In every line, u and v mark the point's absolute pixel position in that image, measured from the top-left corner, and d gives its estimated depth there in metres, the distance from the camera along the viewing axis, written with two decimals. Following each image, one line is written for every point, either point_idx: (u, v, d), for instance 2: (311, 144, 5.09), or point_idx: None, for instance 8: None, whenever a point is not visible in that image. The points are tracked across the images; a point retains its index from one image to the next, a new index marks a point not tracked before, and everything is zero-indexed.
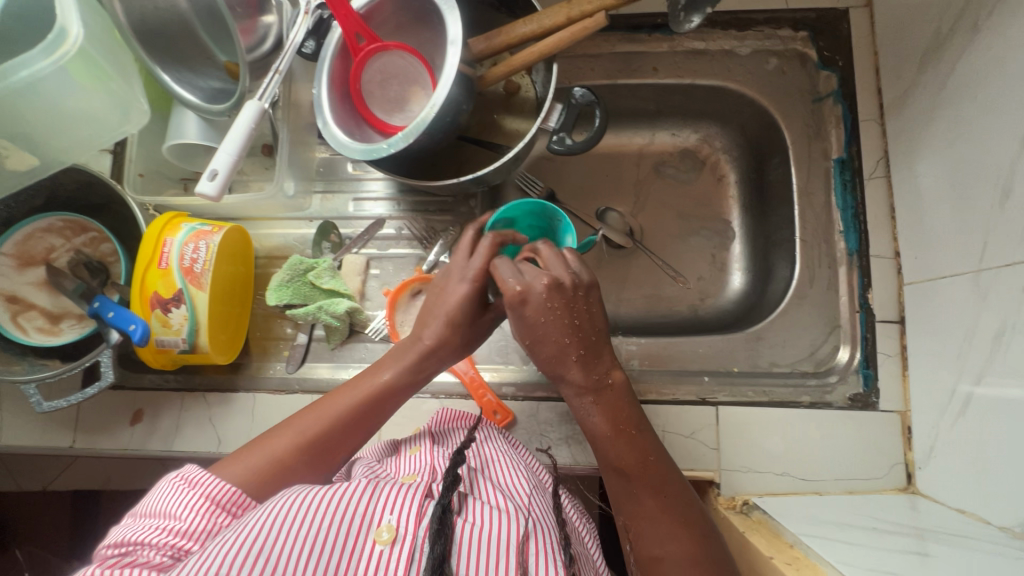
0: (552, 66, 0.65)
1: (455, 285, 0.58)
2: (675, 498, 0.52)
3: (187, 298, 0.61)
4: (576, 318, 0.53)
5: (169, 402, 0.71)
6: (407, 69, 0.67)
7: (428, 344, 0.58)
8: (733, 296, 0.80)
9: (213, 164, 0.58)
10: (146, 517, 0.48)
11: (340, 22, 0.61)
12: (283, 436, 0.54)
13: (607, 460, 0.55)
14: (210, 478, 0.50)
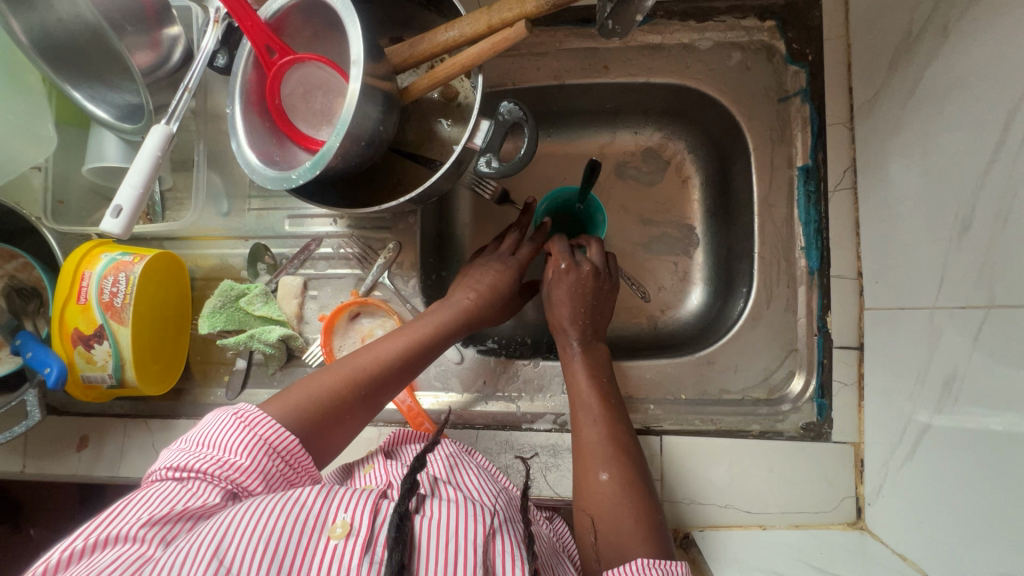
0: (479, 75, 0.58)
1: (494, 268, 0.68)
2: (624, 435, 0.55)
3: (109, 334, 0.60)
4: (598, 295, 0.64)
5: (113, 428, 0.71)
6: (329, 81, 0.62)
7: (473, 304, 0.65)
8: (694, 309, 0.76)
9: (117, 198, 0.55)
10: (205, 444, 0.50)
11: (248, 34, 0.56)
12: (335, 373, 0.57)
13: (577, 395, 0.58)
14: (269, 421, 0.51)
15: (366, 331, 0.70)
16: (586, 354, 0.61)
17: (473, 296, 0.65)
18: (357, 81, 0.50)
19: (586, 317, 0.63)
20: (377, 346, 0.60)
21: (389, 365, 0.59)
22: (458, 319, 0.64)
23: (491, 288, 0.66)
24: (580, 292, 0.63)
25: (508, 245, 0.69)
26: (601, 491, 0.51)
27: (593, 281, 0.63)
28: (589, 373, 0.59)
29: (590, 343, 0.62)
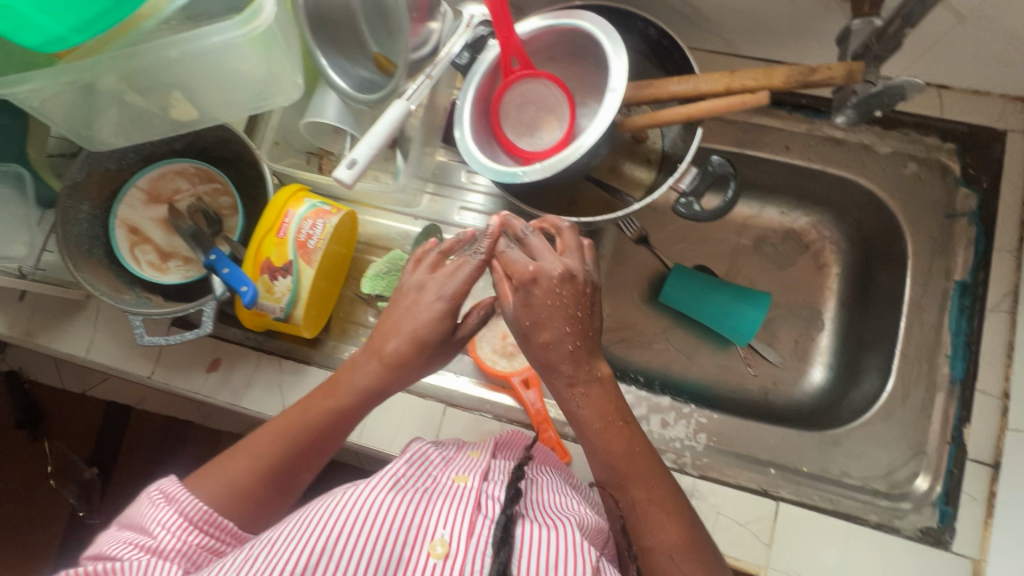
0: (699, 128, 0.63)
1: (426, 299, 0.57)
2: (661, 484, 0.52)
3: (295, 271, 0.64)
4: (579, 299, 0.53)
5: (246, 358, 0.73)
6: (548, 98, 0.68)
7: (386, 362, 0.57)
8: (810, 389, 0.78)
9: (354, 153, 0.60)
10: (128, 530, 0.52)
11: (501, 43, 0.63)
12: (241, 459, 0.56)
13: (596, 453, 0.53)
14: (185, 495, 0.52)
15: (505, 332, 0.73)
16: (590, 391, 0.53)
17: (386, 361, 0.57)
18: (611, 106, 0.55)
19: (561, 351, 0.52)
20: (282, 423, 0.58)
21: (293, 438, 0.57)
22: (378, 383, 0.58)
23: (416, 343, 0.57)
24: (544, 317, 0.52)
25: (446, 274, 0.57)
26: (644, 542, 0.50)
27: (556, 293, 0.53)
28: (596, 416, 0.53)
29: (585, 377, 0.53)
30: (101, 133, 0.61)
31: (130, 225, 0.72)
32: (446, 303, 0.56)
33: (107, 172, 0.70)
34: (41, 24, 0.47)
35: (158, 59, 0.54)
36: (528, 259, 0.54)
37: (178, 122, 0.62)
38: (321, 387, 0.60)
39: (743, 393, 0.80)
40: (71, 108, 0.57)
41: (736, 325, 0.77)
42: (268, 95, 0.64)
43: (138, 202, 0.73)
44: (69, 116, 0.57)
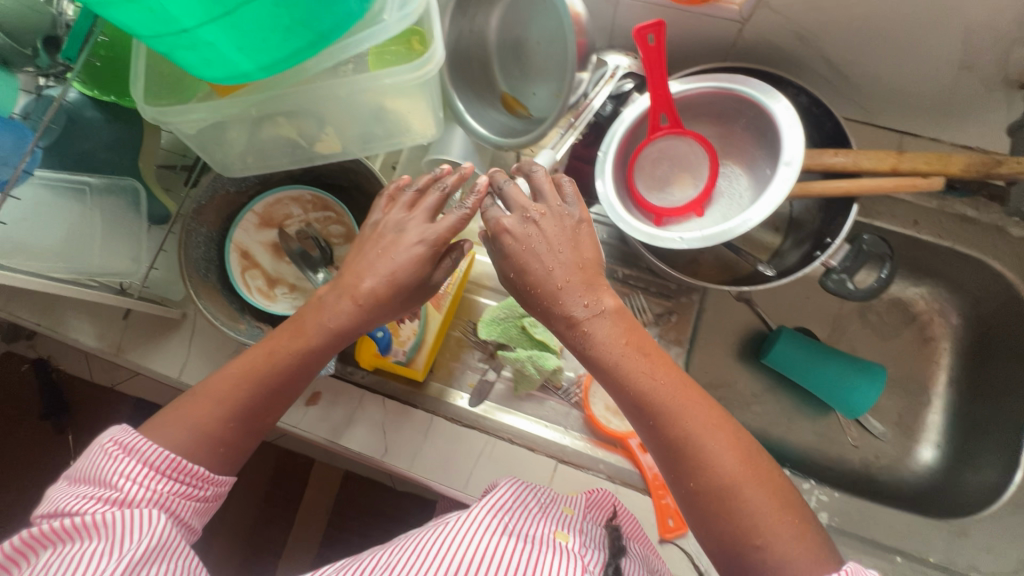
0: (852, 205, 0.60)
1: (406, 240, 0.56)
2: (708, 418, 0.49)
3: (422, 315, 0.62)
4: (572, 236, 0.53)
5: (349, 395, 0.71)
6: (686, 155, 0.67)
7: (359, 302, 0.55)
8: (917, 468, 0.76)
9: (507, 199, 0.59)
10: (83, 481, 0.50)
11: (653, 100, 0.62)
12: (203, 403, 0.54)
13: (627, 398, 0.50)
14: (148, 445, 0.51)
15: None
16: (600, 329, 0.51)
17: (359, 301, 0.55)
18: (785, 181, 0.53)
19: (551, 287, 0.51)
20: (252, 364, 0.55)
21: (258, 382, 0.55)
22: (353, 323, 0.56)
23: (392, 284, 0.54)
24: (532, 260, 0.52)
25: (422, 211, 0.57)
26: (713, 481, 0.47)
27: (540, 234, 0.53)
28: (626, 349, 0.51)
29: (589, 316, 0.51)
30: (239, 159, 0.60)
31: (241, 249, 0.70)
32: (425, 247, 0.55)
33: (227, 195, 0.68)
34: (237, 62, 0.45)
35: (326, 95, 0.52)
36: (526, 210, 0.53)
37: (319, 155, 0.61)
38: (287, 328, 0.57)
39: (844, 465, 0.78)
40: (223, 135, 0.55)
41: (847, 397, 0.74)
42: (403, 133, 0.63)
43: (250, 225, 0.71)
44: (217, 142, 0.56)
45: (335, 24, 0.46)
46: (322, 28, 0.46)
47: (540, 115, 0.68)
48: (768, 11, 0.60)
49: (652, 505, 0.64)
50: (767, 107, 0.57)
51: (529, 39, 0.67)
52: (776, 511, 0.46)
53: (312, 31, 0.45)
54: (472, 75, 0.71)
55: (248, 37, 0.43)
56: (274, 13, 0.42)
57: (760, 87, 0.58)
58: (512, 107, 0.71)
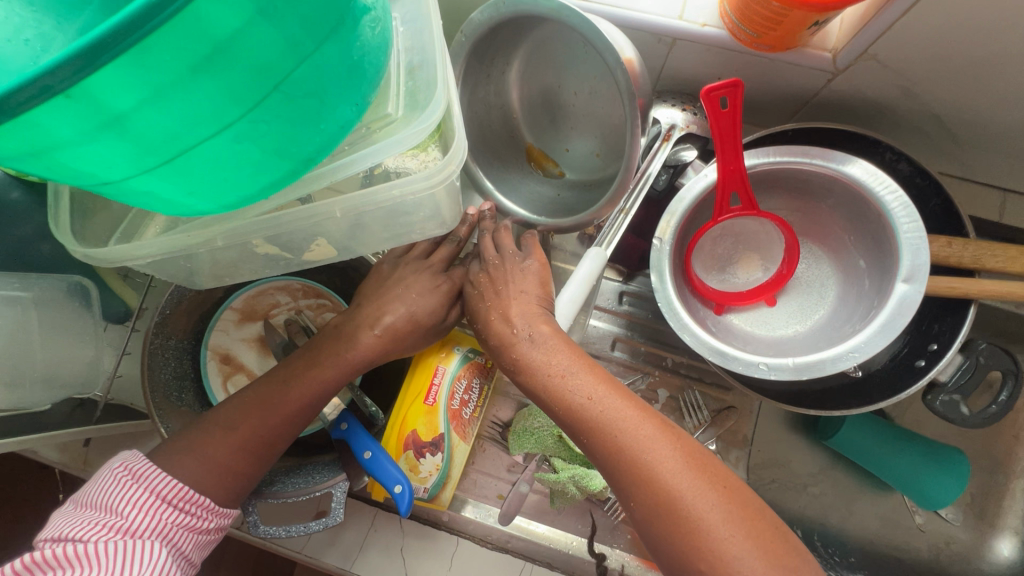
0: (971, 306, 0.48)
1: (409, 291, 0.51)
2: (638, 409, 0.41)
3: (447, 447, 0.52)
4: (523, 270, 0.49)
5: (359, 515, 0.61)
6: (755, 233, 0.56)
7: (381, 333, 0.50)
8: (993, 560, 0.69)
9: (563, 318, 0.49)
10: (84, 505, 0.42)
11: (721, 178, 0.50)
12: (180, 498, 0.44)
13: (553, 409, 0.43)
14: (156, 474, 0.43)
15: None
16: (526, 340, 0.45)
17: (379, 334, 0.50)
18: (909, 300, 0.43)
19: (487, 318, 0.48)
20: (264, 396, 0.48)
21: (269, 412, 0.47)
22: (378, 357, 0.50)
23: (412, 323, 0.50)
24: (486, 295, 0.49)
25: (438, 260, 0.53)
26: (650, 480, 0.38)
27: (500, 276, 0.49)
28: (551, 354, 0.44)
29: (522, 339, 0.45)
30: (208, 276, 0.47)
31: (221, 353, 0.59)
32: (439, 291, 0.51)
33: (197, 295, 0.56)
34: (190, 204, 0.32)
35: (317, 216, 0.40)
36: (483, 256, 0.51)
37: (311, 264, 0.48)
38: (303, 357, 0.50)
39: (911, 553, 0.70)
40: (186, 262, 0.42)
41: (921, 490, 0.66)
42: (421, 228, 0.48)
43: (229, 323, 0.59)
44: (176, 269, 0.43)
45: (326, 142, 0.33)
46: (308, 152, 0.33)
47: (578, 176, 0.57)
48: (872, 62, 0.47)
49: None
50: (841, 172, 0.47)
51: (563, 87, 0.54)
52: (728, 526, 0.36)
53: (295, 159, 0.32)
54: (489, 125, 0.57)
55: (202, 181, 0.30)
56: (238, 150, 0.29)
57: (830, 152, 0.47)
58: (540, 164, 0.59)
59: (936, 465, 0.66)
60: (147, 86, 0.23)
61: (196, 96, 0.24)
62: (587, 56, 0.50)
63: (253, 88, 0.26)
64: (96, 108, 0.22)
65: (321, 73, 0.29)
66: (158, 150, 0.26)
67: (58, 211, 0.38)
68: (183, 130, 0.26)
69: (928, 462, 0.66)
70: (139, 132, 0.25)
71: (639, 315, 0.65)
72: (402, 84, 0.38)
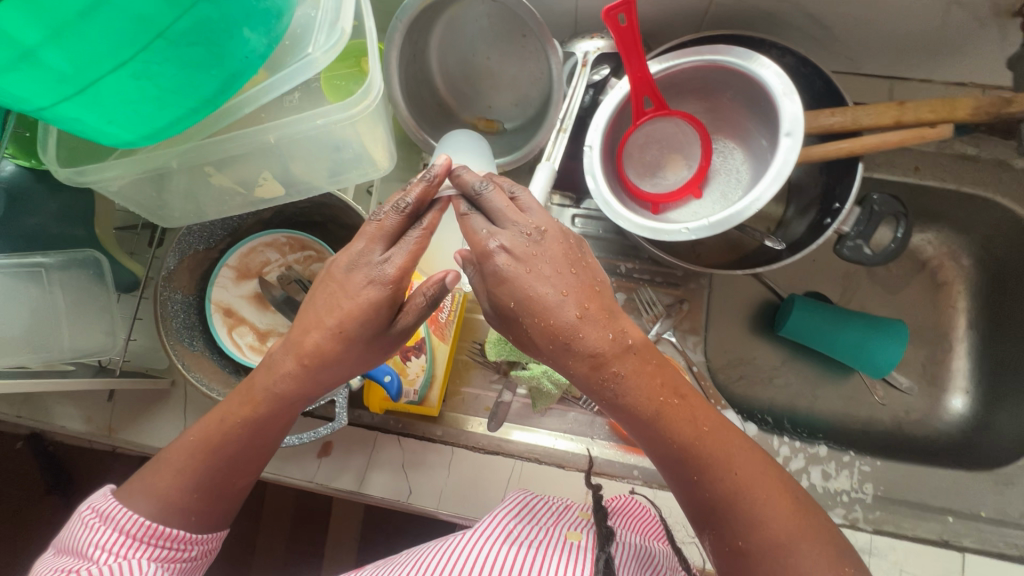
0: (858, 164, 0.56)
1: (356, 281, 0.45)
2: (749, 460, 0.43)
3: (428, 349, 0.58)
4: (566, 259, 0.43)
5: (362, 439, 0.67)
6: (676, 136, 0.63)
7: (306, 364, 0.46)
8: (949, 418, 0.74)
9: None
10: (66, 554, 0.47)
11: (632, 85, 0.58)
12: (173, 461, 0.50)
13: (663, 444, 0.44)
14: (122, 513, 0.47)
15: None
16: (623, 363, 0.43)
17: (307, 360, 0.46)
18: (790, 153, 0.50)
19: (538, 317, 0.42)
20: (247, 389, 0.50)
21: (236, 429, 0.49)
22: (301, 387, 0.48)
23: (344, 336, 0.45)
24: (533, 289, 0.42)
25: (381, 238, 0.45)
26: (761, 534, 0.41)
27: (538, 255, 0.42)
28: (659, 388, 0.44)
29: (617, 352, 0.42)
30: (181, 207, 0.55)
31: (223, 307, 0.65)
32: (386, 292, 0.44)
33: (196, 254, 0.63)
34: (113, 133, 0.41)
35: (253, 144, 0.47)
36: (508, 232, 0.43)
37: (261, 201, 0.56)
38: (239, 393, 0.50)
39: (875, 424, 0.76)
40: (158, 186, 0.50)
41: (874, 360, 0.72)
42: (358, 169, 0.59)
43: (228, 281, 0.66)
44: (150, 196, 0.51)
45: (220, 87, 0.41)
46: (204, 94, 0.41)
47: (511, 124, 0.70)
48: None
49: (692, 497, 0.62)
50: (751, 71, 0.54)
51: (474, 56, 0.67)
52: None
53: (191, 99, 0.41)
54: (421, 99, 0.66)
55: (115, 111, 0.39)
56: (136, 85, 0.37)
57: (719, 47, 0.55)
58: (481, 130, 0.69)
59: (880, 334, 0.72)
60: (46, 26, 0.31)
61: (89, 38, 0.33)
62: (492, 23, 0.64)
63: (137, 31, 0.34)
64: (9, 41, 0.31)
65: (202, 25, 0.36)
66: (69, 80, 0.35)
67: (47, 143, 0.46)
68: (86, 63, 0.34)
69: (873, 331, 0.72)
70: (49, 64, 0.33)
71: (599, 234, 0.71)
72: (323, 30, 0.44)
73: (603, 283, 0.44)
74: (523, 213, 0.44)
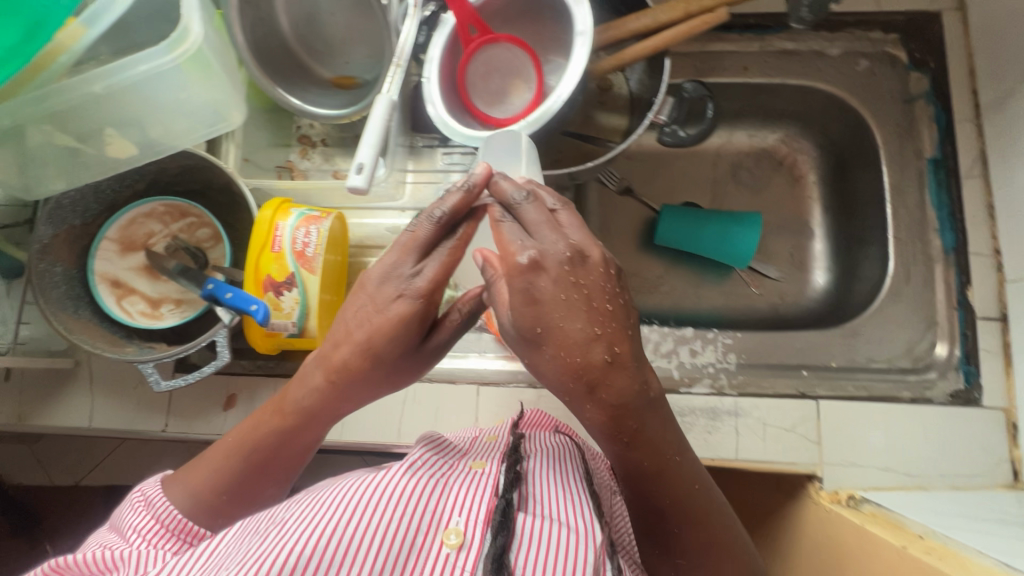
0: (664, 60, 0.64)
1: (387, 296, 0.47)
2: (720, 520, 0.50)
3: (299, 282, 0.62)
4: (603, 299, 0.40)
5: (264, 385, 0.71)
6: (512, 61, 0.69)
7: (331, 381, 0.49)
8: (816, 295, 0.80)
9: (358, 158, 0.59)
10: (111, 532, 0.50)
11: (457, 15, 0.63)
12: (216, 452, 0.53)
13: (655, 493, 0.47)
14: (162, 502, 0.51)
15: None
16: (647, 420, 0.43)
17: (333, 374, 0.49)
18: (582, 50, 0.56)
19: (559, 355, 0.40)
20: (280, 401, 0.52)
21: (272, 435, 0.52)
22: (325, 402, 0.51)
23: (369, 352, 0.48)
24: (566, 323, 0.39)
25: (410, 251, 0.47)
26: None
27: (573, 283, 0.40)
28: (665, 449, 0.46)
29: (639, 403, 0.42)
30: (53, 176, 0.60)
31: (111, 279, 0.68)
32: (416, 305, 0.47)
33: (73, 229, 0.66)
34: None
35: (83, 95, 0.53)
36: (534, 246, 0.41)
37: (114, 160, 0.61)
38: (273, 401, 0.53)
39: (754, 312, 0.81)
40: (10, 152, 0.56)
41: (733, 248, 0.79)
42: (210, 126, 0.64)
43: (112, 254, 0.69)
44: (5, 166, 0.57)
45: (26, 38, 0.47)
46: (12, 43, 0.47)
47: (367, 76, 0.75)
48: None
49: None
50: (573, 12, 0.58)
51: (320, 13, 0.71)
52: None
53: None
54: (276, 59, 0.71)
55: None
56: None
57: None
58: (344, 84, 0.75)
59: (741, 232, 0.79)
60: None
61: None
62: None
63: None
64: None
65: None
66: None
67: None
68: None
69: (733, 229, 0.79)
70: None
71: None
72: None
73: (636, 325, 0.42)
74: (560, 235, 0.42)
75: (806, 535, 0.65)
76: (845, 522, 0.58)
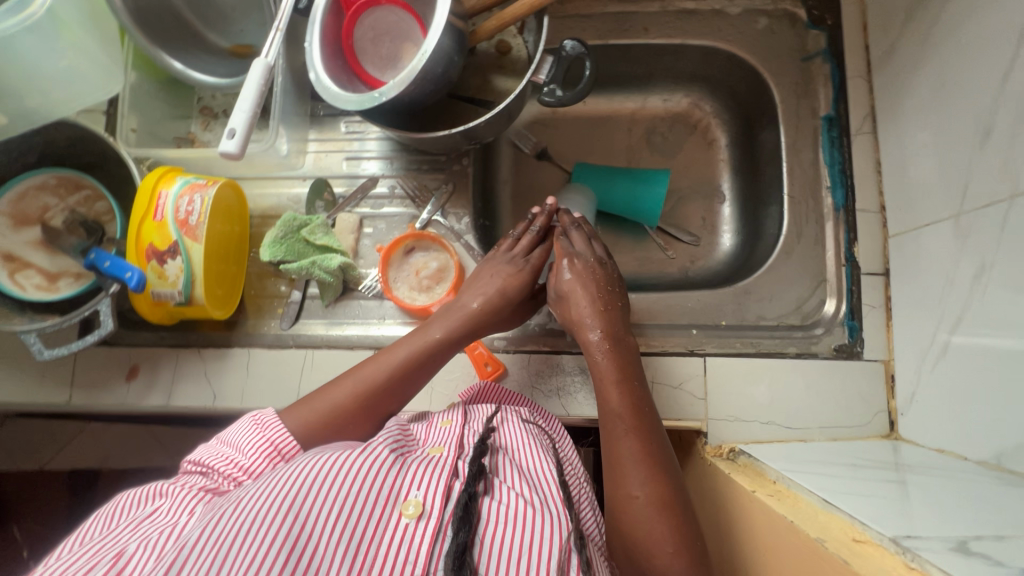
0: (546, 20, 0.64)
1: (502, 265, 0.67)
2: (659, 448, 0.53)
3: (183, 250, 0.62)
4: (613, 286, 0.64)
5: (165, 356, 0.71)
6: (399, 24, 0.68)
7: (483, 309, 0.63)
8: (723, 257, 0.81)
9: (231, 123, 0.58)
10: (223, 444, 0.53)
11: None
12: (361, 372, 0.58)
13: (613, 412, 0.55)
14: (279, 428, 0.53)
15: (419, 266, 0.74)
16: (615, 347, 0.59)
17: (482, 308, 0.63)
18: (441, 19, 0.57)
19: (586, 304, 0.62)
20: (423, 329, 0.62)
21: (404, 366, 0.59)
22: (462, 329, 0.62)
23: (503, 296, 0.64)
24: (593, 287, 0.63)
25: (521, 246, 0.68)
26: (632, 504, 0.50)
27: (601, 271, 0.65)
28: (621, 376, 0.57)
29: (618, 339, 0.60)
30: None
31: (5, 252, 0.67)
32: (529, 269, 0.66)
33: None
34: None
35: None
36: (588, 249, 0.66)
37: None
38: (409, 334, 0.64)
39: (664, 276, 0.80)
40: None
41: (644, 205, 0.80)
42: (83, 94, 0.65)
43: (6, 228, 0.68)
44: None
45: None
46: None
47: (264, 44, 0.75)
48: None
49: (469, 359, 0.67)
50: None
51: None
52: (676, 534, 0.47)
53: None
54: (165, 27, 0.70)
55: None
56: None
57: None
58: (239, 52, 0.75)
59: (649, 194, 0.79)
60: None
61: None
62: None
63: None
64: None
65: None
66: None
67: None
68: None
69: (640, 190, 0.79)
70: None
71: (387, 143, 0.77)
72: None
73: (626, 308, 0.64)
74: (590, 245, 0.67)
75: (696, 490, 0.66)
76: (720, 475, 0.59)
